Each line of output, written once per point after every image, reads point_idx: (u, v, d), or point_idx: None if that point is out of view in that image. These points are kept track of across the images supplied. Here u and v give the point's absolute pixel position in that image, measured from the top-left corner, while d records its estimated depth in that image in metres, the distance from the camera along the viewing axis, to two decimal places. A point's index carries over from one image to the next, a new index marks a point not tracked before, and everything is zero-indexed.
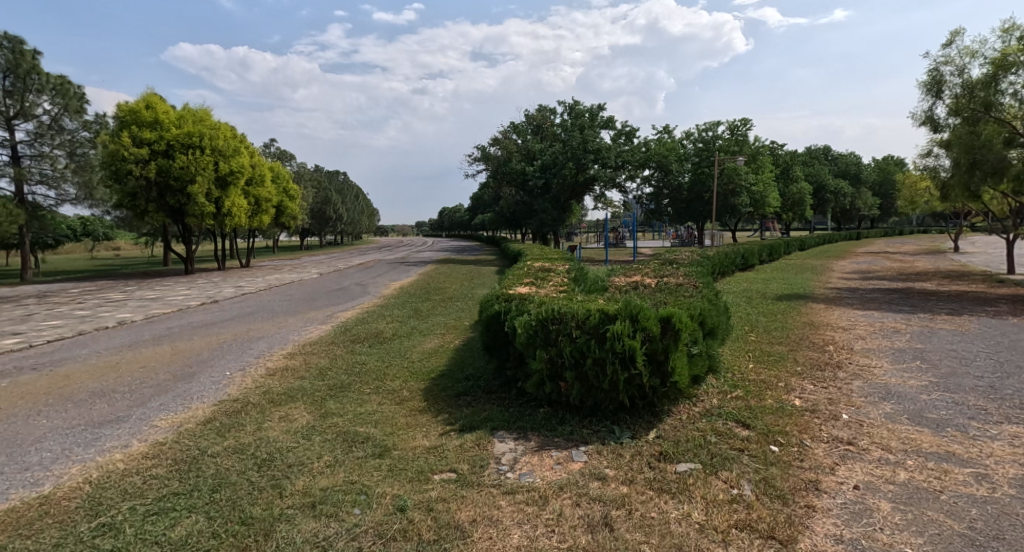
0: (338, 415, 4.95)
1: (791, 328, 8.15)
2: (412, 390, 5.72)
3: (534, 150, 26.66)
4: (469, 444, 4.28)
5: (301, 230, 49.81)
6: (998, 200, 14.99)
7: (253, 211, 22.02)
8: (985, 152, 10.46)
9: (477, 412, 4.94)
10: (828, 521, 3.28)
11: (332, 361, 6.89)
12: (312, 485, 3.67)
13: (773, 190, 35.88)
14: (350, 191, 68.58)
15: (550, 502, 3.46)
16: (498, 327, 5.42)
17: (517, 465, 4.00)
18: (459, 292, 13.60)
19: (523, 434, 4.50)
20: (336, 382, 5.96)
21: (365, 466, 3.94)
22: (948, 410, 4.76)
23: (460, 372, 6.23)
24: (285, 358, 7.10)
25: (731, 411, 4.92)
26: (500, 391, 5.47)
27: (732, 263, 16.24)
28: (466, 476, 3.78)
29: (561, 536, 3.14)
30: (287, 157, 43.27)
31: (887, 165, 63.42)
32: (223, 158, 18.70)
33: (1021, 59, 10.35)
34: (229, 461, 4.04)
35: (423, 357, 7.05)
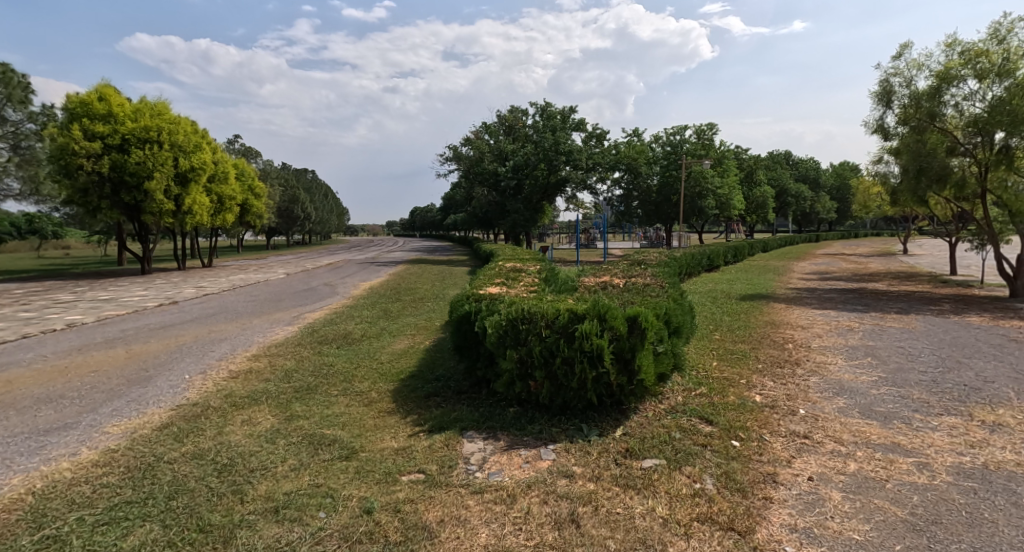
0: (304, 418, 4.93)
1: (753, 327, 8.42)
2: (381, 391, 5.72)
3: (506, 152, 26.26)
4: (439, 445, 4.33)
5: (268, 229, 48.99)
6: (942, 206, 15.39)
7: (216, 210, 21.55)
8: (931, 160, 11.06)
9: (447, 412, 4.99)
10: (784, 511, 3.43)
11: (299, 362, 6.84)
12: (275, 489, 3.66)
13: (738, 193, 36.86)
14: (319, 190, 67.53)
15: (518, 501, 3.53)
16: (468, 327, 5.48)
17: (486, 464, 4.06)
18: (431, 292, 13.62)
19: (492, 434, 4.56)
20: (302, 384, 5.92)
21: (331, 468, 3.94)
22: (895, 404, 5.03)
23: (431, 373, 6.26)
24: (248, 360, 7.00)
25: (695, 408, 5.08)
26: (470, 391, 5.53)
27: (697, 263, 16.60)
28: (434, 476, 3.82)
29: (528, 534, 3.22)
30: (252, 154, 42.34)
31: (844, 170, 65.93)
32: (183, 154, 18.26)
33: (962, 72, 10.86)
34: (186, 467, 3.99)
35: (393, 358, 7.06)
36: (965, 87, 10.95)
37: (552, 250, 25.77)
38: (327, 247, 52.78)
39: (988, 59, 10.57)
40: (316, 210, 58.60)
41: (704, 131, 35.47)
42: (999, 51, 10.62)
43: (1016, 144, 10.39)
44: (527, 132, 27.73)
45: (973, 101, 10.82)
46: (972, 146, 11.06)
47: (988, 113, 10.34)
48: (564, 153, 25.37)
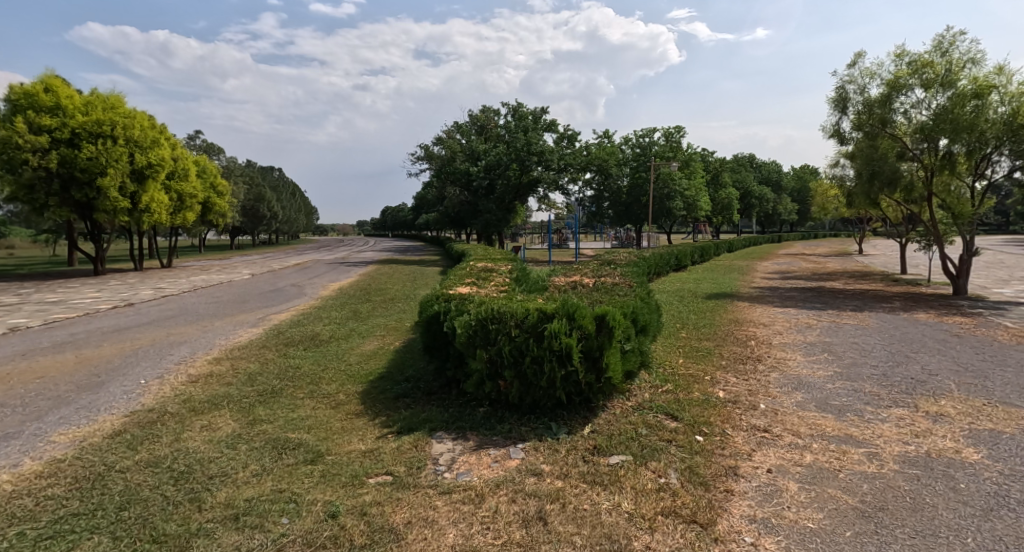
0: (268, 421, 4.88)
1: (717, 325, 8.65)
2: (349, 393, 5.68)
3: (478, 151, 26.24)
4: (407, 446, 4.33)
5: (233, 229, 47.85)
6: (893, 209, 16.13)
7: (176, 208, 20.98)
8: (882, 164, 11.57)
9: (417, 413, 5.00)
10: (744, 503, 3.55)
11: (264, 365, 6.73)
12: (235, 496, 3.61)
13: (705, 194, 37.67)
14: (287, 189, 66.30)
15: (486, 500, 3.57)
16: (438, 327, 5.49)
17: (455, 465, 4.08)
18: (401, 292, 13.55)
19: (462, 434, 4.59)
20: (266, 387, 5.84)
21: (295, 473, 3.91)
22: (848, 397, 5.24)
23: (400, 374, 6.24)
24: (209, 364, 6.85)
25: (662, 404, 5.20)
26: (440, 392, 5.54)
27: (666, 263, 16.90)
28: (402, 478, 3.83)
29: (495, 532, 3.25)
30: (215, 151, 41.27)
31: (805, 173, 68.12)
32: (140, 150, 17.76)
33: (910, 81, 11.29)
34: (140, 476, 3.90)
35: (361, 359, 7.01)
36: (913, 95, 11.40)
37: (525, 250, 25.89)
38: (294, 247, 51.85)
39: (934, 69, 11.04)
40: (282, 209, 57.46)
41: (672, 133, 36.13)
42: (942, 62, 11.11)
43: (957, 151, 10.93)
44: (499, 132, 27.79)
45: (920, 108, 11.28)
46: (919, 152, 11.55)
47: (933, 121, 10.79)
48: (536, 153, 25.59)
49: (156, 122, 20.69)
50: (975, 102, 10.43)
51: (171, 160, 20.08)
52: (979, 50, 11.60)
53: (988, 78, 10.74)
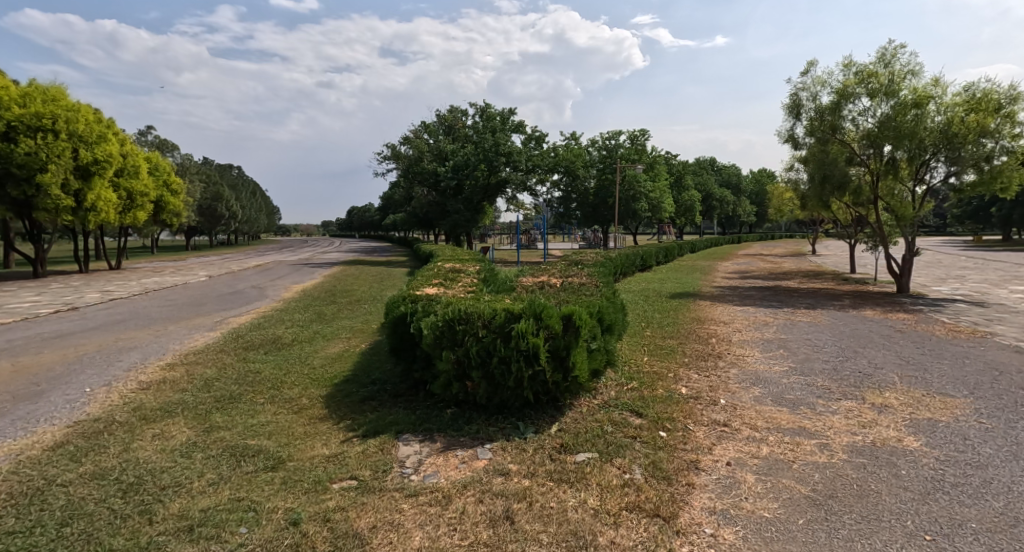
0: (225, 428, 4.81)
1: (680, 324, 8.89)
2: (313, 397, 5.64)
3: (446, 152, 26.21)
4: (373, 449, 4.34)
5: (188, 229, 46.38)
6: (843, 210, 16.87)
7: (125, 207, 20.33)
8: (833, 169, 12.06)
9: (383, 416, 5.00)
10: (705, 496, 3.69)
11: (222, 370, 6.60)
12: (190, 507, 3.56)
13: (668, 196, 38.47)
14: (246, 189, 64.66)
15: (453, 501, 3.61)
16: (404, 329, 5.49)
17: (422, 467, 4.12)
18: (368, 294, 13.43)
19: (429, 436, 4.62)
20: (223, 393, 5.74)
21: (255, 481, 3.87)
22: (801, 391, 5.49)
23: (366, 377, 6.21)
24: (162, 370, 6.68)
25: (626, 401, 5.34)
26: (407, 394, 5.55)
27: (631, 263, 17.22)
28: (367, 483, 3.83)
29: (462, 533, 3.29)
30: (168, 148, 39.87)
31: (763, 177, 70.38)
32: (84, 145, 17.16)
33: (858, 90, 11.77)
34: (84, 489, 3.80)
35: (326, 362, 6.95)
36: (860, 104, 11.90)
37: (494, 251, 25.95)
38: (255, 247, 50.64)
39: (878, 79, 11.54)
40: (242, 208, 55.94)
41: (637, 136, 36.81)
42: (886, 73, 11.65)
43: (900, 157, 11.60)
44: (467, 132, 27.83)
45: (867, 116, 11.79)
46: (866, 157, 12.09)
47: (879, 129, 11.32)
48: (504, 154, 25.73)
49: (103, 116, 19.93)
50: (915, 111, 11.01)
51: (120, 157, 19.39)
52: (917, 63, 12.23)
53: (926, 88, 11.35)
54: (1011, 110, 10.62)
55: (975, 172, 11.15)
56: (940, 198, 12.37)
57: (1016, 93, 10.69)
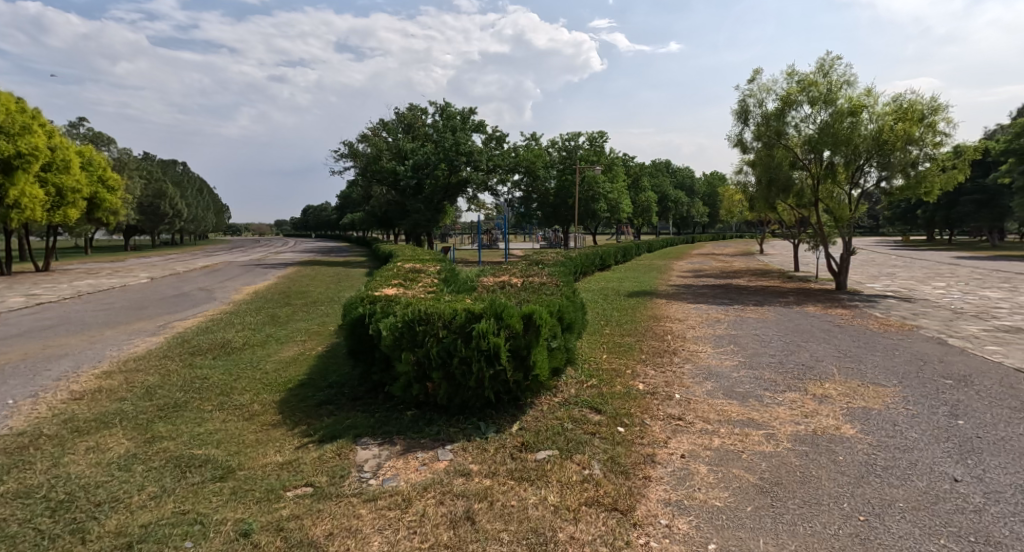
0: (169, 438, 4.70)
1: (637, 321, 9.14)
2: (265, 403, 5.56)
3: (406, 150, 25.97)
4: (329, 455, 4.31)
5: (129, 228, 44.32)
6: (789, 212, 17.65)
7: (55, 203, 19.38)
8: (778, 172, 12.64)
9: (341, 420, 4.98)
10: (661, 488, 3.80)
11: (166, 377, 6.42)
12: (129, 523, 3.43)
13: (626, 197, 39.24)
14: (193, 187, 62.27)
15: (413, 504, 3.58)
16: (363, 331, 5.47)
17: (381, 470, 4.11)
18: (324, 295, 13.22)
19: (388, 439, 4.62)
20: (167, 402, 5.59)
21: (201, 493, 3.78)
22: (750, 385, 5.75)
23: (323, 380, 6.16)
24: (97, 379, 6.43)
25: (586, 399, 5.48)
26: (366, 397, 5.54)
27: (591, 263, 17.49)
28: (323, 489, 3.78)
29: (422, 536, 3.25)
30: (102, 143, 37.78)
31: (715, 179, 72.67)
32: (6, 137, 16.27)
33: (800, 97, 12.37)
34: (8, 509, 3.63)
35: (279, 366, 6.85)
36: (802, 111, 12.50)
37: (454, 250, 25.90)
38: (202, 248, 48.81)
39: (818, 88, 12.18)
40: (187, 207, 53.75)
41: (596, 138, 37.43)
42: (825, 82, 12.29)
43: (837, 162, 12.27)
44: (427, 131, 27.70)
45: (808, 122, 12.39)
46: (808, 161, 12.72)
47: (819, 135, 11.92)
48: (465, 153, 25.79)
49: (30, 108, 18.92)
50: (850, 118, 11.66)
51: (48, 150, 18.53)
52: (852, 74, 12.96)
53: (860, 98, 12.01)
54: (932, 120, 11.36)
55: (903, 177, 11.87)
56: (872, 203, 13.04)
57: (937, 105, 11.44)
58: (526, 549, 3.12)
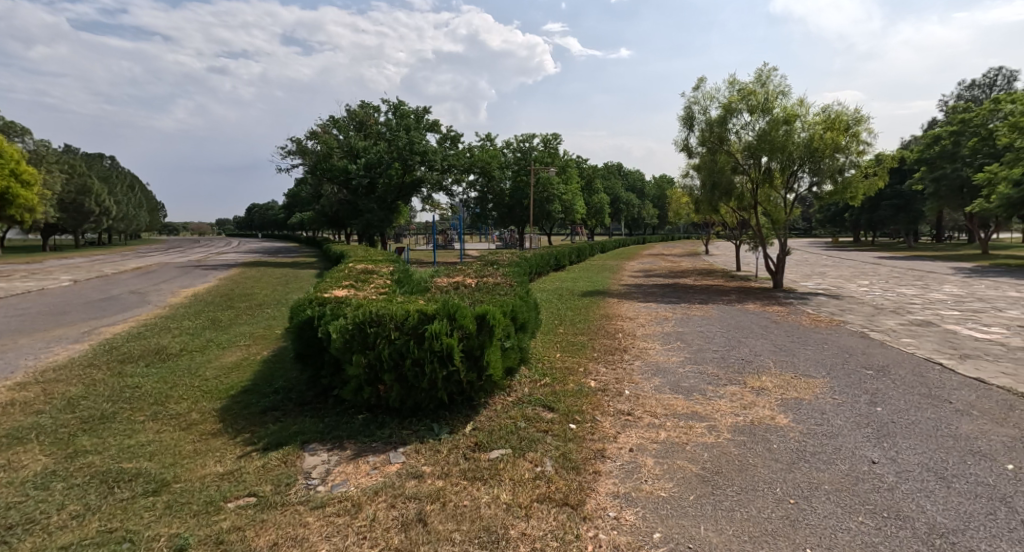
0: (94, 453, 4.51)
1: (590, 320, 9.36)
2: (204, 411, 5.42)
3: (358, 148, 25.54)
4: (275, 463, 4.24)
5: (51, 227, 41.61)
6: (732, 214, 18.43)
7: None
8: (721, 177, 13.25)
9: (287, 427, 4.91)
10: (610, 482, 3.94)
11: (91, 387, 6.14)
12: (48, 545, 3.25)
13: (580, 199, 39.91)
14: (124, 185, 59.04)
15: (363, 509, 3.55)
16: (311, 334, 5.39)
17: (330, 476, 4.06)
18: (271, 297, 12.88)
19: (338, 444, 4.58)
20: (93, 413, 5.36)
21: (131, 508, 3.63)
22: (695, 379, 6.02)
23: (268, 386, 6.05)
24: (13, 391, 6.07)
25: (539, 397, 5.60)
26: (315, 402, 5.48)
27: (545, 263, 17.72)
28: (267, 498, 3.70)
29: (372, 541, 3.24)
30: (15, 133, 35.31)
31: (664, 183, 74.83)
32: None
33: (740, 105, 12.92)
34: None
35: (220, 372, 6.68)
36: (742, 118, 13.06)
37: (409, 251, 25.67)
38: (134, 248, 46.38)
39: (756, 97, 12.75)
40: (117, 205, 50.94)
41: (550, 140, 37.83)
42: (762, 91, 12.89)
43: (774, 167, 12.92)
44: (379, 130, 27.36)
45: (748, 129, 12.97)
46: (748, 166, 13.30)
47: (757, 141, 12.49)
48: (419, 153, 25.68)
49: None
50: (785, 127, 12.28)
51: None
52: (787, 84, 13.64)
53: (793, 108, 12.66)
54: (857, 130, 12.13)
55: (831, 183, 12.60)
56: (804, 208, 13.81)
57: (861, 116, 12.21)
58: (477, 548, 3.17)
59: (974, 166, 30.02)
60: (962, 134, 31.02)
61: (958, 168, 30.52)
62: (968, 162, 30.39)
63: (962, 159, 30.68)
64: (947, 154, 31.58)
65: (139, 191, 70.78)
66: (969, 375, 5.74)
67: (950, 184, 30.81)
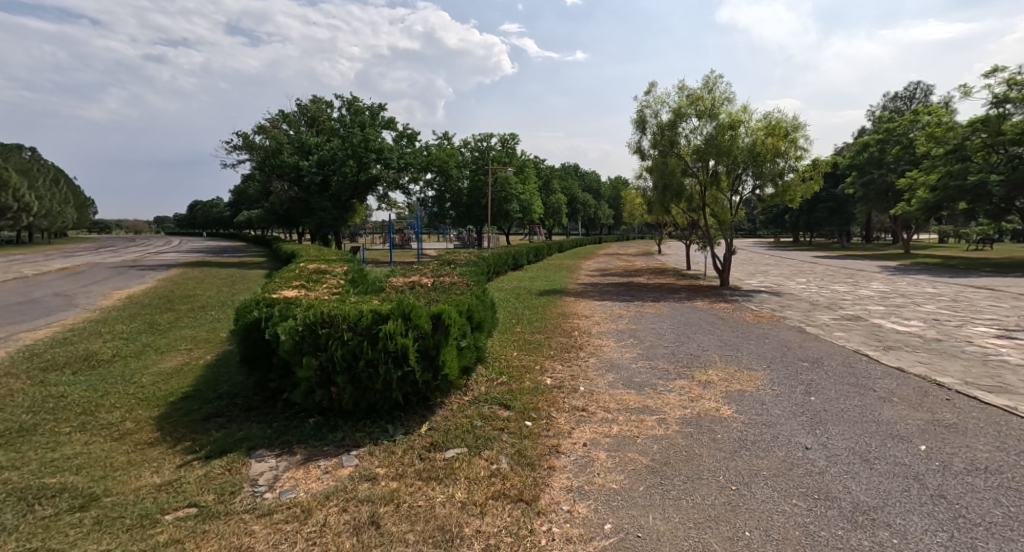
0: (13, 469, 4.28)
1: (548, 319, 9.49)
2: (139, 420, 5.23)
3: (310, 144, 24.96)
4: (219, 471, 4.14)
5: None
6: (683, 215, 18.99)
7: None
8: (672, 179, 13.60)
9: (232, 433, 4.79)
10: (564, 476, 4.04)
11: (10, 398, 5.82)
12: None
13: (538, 199, 40.23)
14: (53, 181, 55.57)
15: (313, 514, 3.52)
16: (258, 336, 5.28)
17: (278, 483, 4.00)
18: (217, 299, 12.47)
19: (287, 449, 4.51)
20: (13, 426, 5.09)
21: (55, 526, 3.47)
22: (646, 374, 6.20)
23: (212, 391, 5.89)
24: None
25: (496, 396, 5.66)
26: (263, 407, 5.38)
27: (503, 263, 17.79)
28: (209, 508, 3.61)
29: (324, 545, 3.22)
30: None
31: (619, 185, 76.36)
32: None
33: (689, 110, 13.35)
34: None
35: (157, 378, 6.45)
36: (691, 123, 13.51)
37: (364, 250, 25.29)
38: (64, 247, 43.68)
39: (703, 102, 13.22)
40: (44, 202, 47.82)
41: (508, 140, 37.97)
42: (709, 97, 13.38)
43: (721, 170, 13.41)
44: (333, 126, 26.83)
45: (696, 133, 13.44)
46: (697, 169, 13.74)
47: (705, 145, 12.96)
48: (375, 151, 25.19)
49: None
50: (730, 132, 12.78)
51: None
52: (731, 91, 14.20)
53: (738, 113, 13.20)
54: (795, 136, 12.75)
55: (772, 186, 13.21)
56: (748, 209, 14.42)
57: (798, 123, 12.86)
58: (430, 548, 3.20)
59: (898, 172, 32.03)
60: (887, 142, 33.01)
61: (884, 173, 32.45)
62: (893, 168, 32.36)
63: (887, 165, 32.64)
64: (874, 160, 33.52)
65: (69, 187, 66.60)
66: (891, 365, 6.16)
67: (877, 189, 32.72)
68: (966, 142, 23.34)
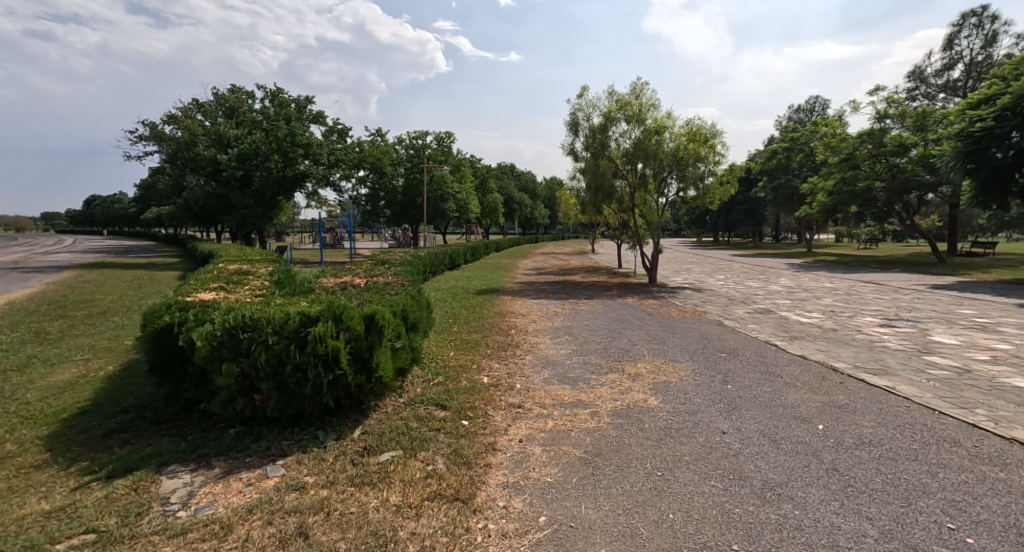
0: None
1: (484, 318, 9.56)
2: (24, 441, 4.87)
3: (229, 137, 23.88)
4: (123, 491, 3.93)
5: None
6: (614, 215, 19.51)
7: None
8: (603, 180, 14.01)
9: (139, 450, 4.55)
10: (500, 473, 4.13)
11: None
12: None
13: (474, 198, 40.20)
14: None
15: (235, 530, 3.43)
16: (170, 343, 5.03)
17: (193, 499, 3.84)
18: (126, 304, 11.67)
19: (205, 462, 4.33)
20: None
21: None
22: (580, 370, 6.40)
23: (114, 405, 5.55)
24: None
25: (432, 396, 5.67)
26: (176, 419, 5.13)
27: (440, 262, 17.68)
28: (110, 532, 3.43)
29: None
30: None
31: (556, 185, 77.54)
32: None
33: (618, 114, 13.82)
34: None
35: (45, 393, 6.01)
36: (620, 127, 13.98)
37: (292, 250, 24.35)
38: None
39: (632, 107, 13.70)
40: None
41: (444, 138, 37.65)
42: (636, 102, 13.87)
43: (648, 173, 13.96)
44: (255, 118, 25.70)
45: (625, 137, 13.92)
46: (626, 172, 14.23)
47: (633, 149, 13.44)
48: (302, 145, 24.12)
49: None
50: (656, 136, 13.33)
51: None
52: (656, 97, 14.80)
53: (662, 119, 13.75)
54: (713, 142, 13.47)
55: (694, 189, 13.90)
56: (674, 211, 15.07)
57: (717, 130, 13.57)
58: None
59: (801, 177, 34.46)
60: (792, 150, 35.37)
61: (789, 179, 34.78)
62: (797, 174, 34.77)
63: (792, 171, 35.00)
64: (780, 167, 35.68)
65: None
66: (795, 353, 6.69)
67: (782, 194, 34.99)
68: (856, 151, 25.44)
